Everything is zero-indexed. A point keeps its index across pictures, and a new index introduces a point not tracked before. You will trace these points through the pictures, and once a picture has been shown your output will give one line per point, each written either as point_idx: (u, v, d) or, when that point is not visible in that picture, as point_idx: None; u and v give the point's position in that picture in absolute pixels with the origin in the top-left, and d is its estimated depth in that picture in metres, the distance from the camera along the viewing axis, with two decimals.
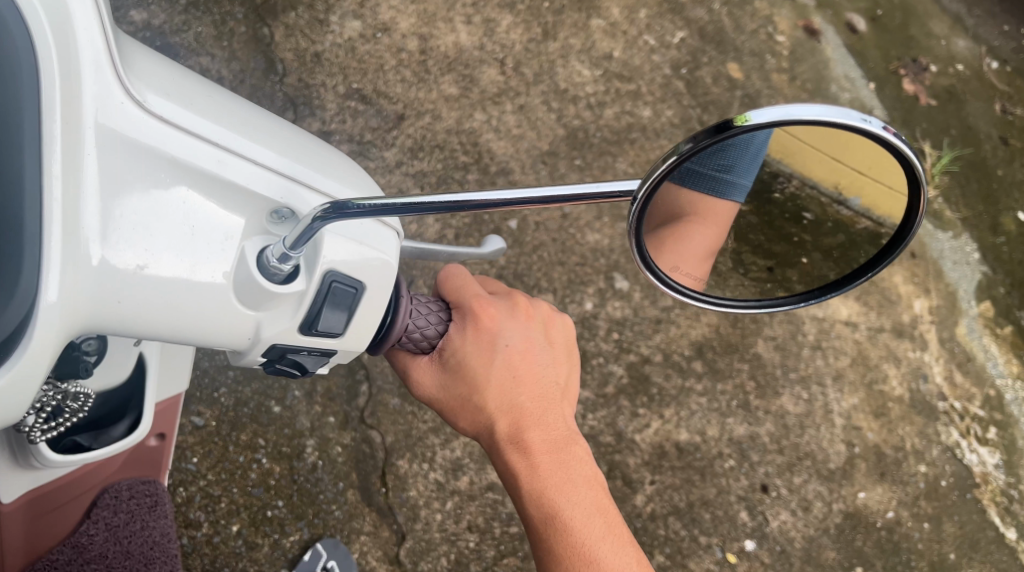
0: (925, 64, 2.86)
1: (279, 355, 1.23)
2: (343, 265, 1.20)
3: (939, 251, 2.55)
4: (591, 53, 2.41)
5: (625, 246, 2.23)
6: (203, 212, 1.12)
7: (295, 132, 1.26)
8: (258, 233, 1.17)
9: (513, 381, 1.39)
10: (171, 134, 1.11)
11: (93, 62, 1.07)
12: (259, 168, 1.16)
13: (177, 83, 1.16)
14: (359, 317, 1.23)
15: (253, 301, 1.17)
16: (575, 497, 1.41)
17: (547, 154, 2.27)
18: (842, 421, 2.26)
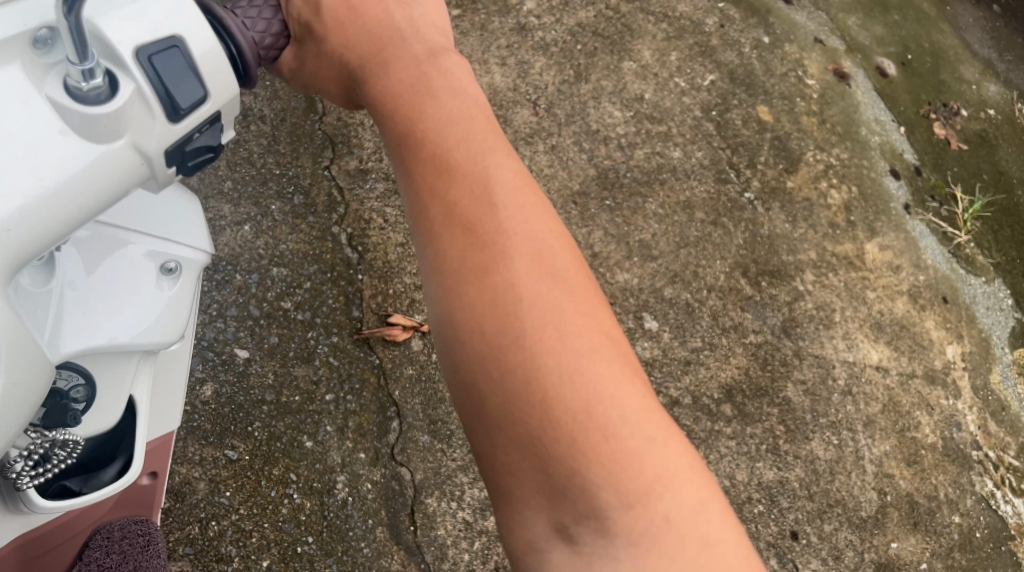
0: (955, 109, 2.85)
1: (180, 153, 1.15)
2: (141, 35, 1.08)
3: (973, 296, 2.55)
4: (623, 94, 2.42)
5: (654, 287, 2.22)
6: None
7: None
8: (52, 73, 1.07)
9: (351, 8, 1.38)
10: None
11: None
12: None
13: None
14: (201, 60, 1.12)
15: (111, 131, 1.08)
16: (437, 108, 1.34)
17: (577, 194, 2.27)
18: (874, 468, 2.22)
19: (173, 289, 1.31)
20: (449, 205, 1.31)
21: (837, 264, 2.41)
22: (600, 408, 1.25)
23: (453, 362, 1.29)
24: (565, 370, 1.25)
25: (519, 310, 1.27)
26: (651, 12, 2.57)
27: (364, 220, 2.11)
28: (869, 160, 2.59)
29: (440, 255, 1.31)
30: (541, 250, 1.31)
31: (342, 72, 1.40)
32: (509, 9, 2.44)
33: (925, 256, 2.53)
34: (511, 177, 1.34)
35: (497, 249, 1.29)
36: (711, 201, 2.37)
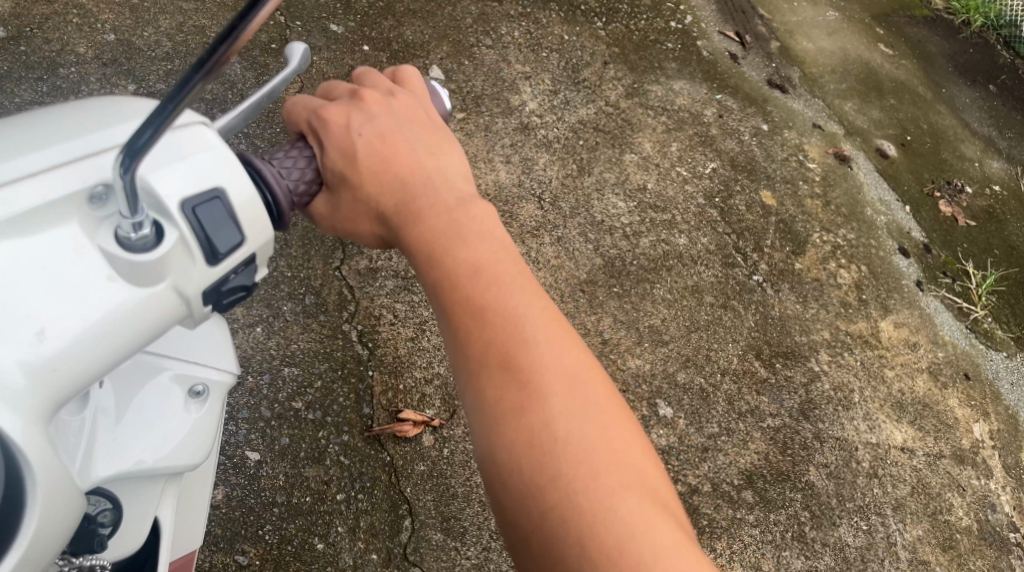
0: (960, 186, 2.83)
1: (217, 297, 1.10)
2: (182, 189, 1.05)
3: (994, 371, 2.48)
4: (625, 185, 2.42)
5: (667, 372, 2.17)
6: (39, 247, 1.01)
7: (42, 119, 1.09)
8: (101, 224, 1.03)
9: (385, 157, 1.23)
10: None
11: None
12: (32, 181, 1.02)
13: None
14: (243, 209, 1.08)
15: (153, 277, 1.04)
16: (468, 242, 1.25)
17: (585, 283, 2.24)
18: (908, 554, 2.12)
19: (201, 412, 1.22)
20: (480, 342, 1.24)
21: (852, 343, 2.36)
22: (638, 553, 1.17)
23: (495, 495, 1.23)
24: (603, 505, 1.19)
25: (554, 449, 1.21)
26: (650, 106, 2.59)
27: (374, 317, 2.08)
28: (877, 240, 2.57)
29: (478, 390, 1.24)
30: (573, 387, 1.24)
31: (374, 220, 1.25)
32: (512, 110, 2.44)
33: (943, 332, 2.48)
34: (541, 312, 1.27)
35: (529, 388, 1.23)
36: (719, 285, 2.34)
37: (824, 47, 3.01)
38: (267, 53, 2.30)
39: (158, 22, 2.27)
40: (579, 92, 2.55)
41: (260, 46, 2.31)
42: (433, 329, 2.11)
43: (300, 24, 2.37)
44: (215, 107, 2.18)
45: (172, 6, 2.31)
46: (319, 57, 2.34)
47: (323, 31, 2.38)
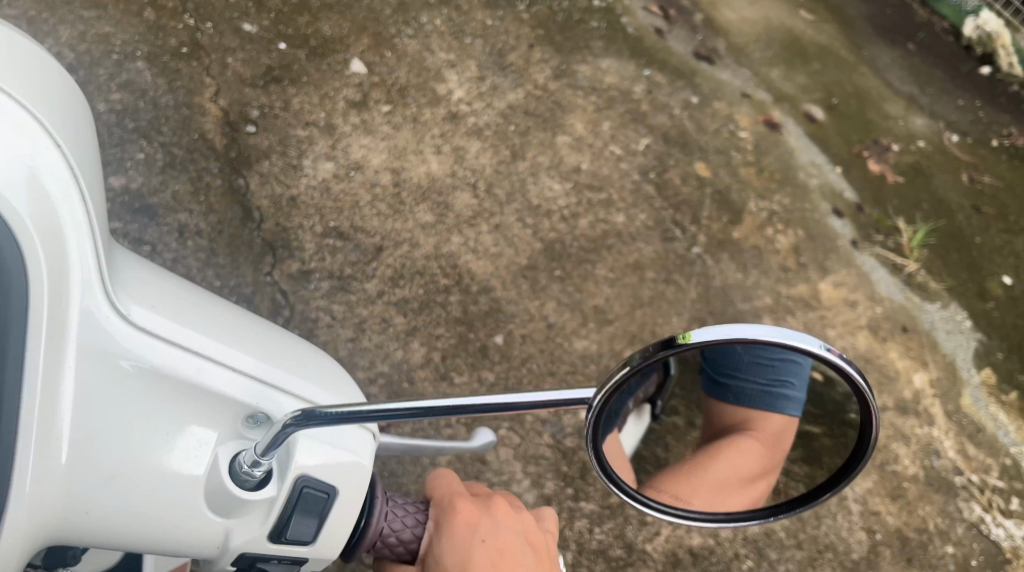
0: (887, 145, 2.89)
1: (249, 563, 1.25)
2: (315, 469, 1.23)
3: (930, 322, 2.52)
4: (560, 168, 2.43)
5: (613, 350, 2.20)
6: (182, 417, 1.18)
7: (268, 339, 1.31)
8: (234, 440, 1.21)
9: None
10: (152, 343, 1.17)
11: (83, 284, 1.13)
12: (226, 371, 1.21)
13: (156, 294, 1.22)
14: (337, 518, 1.25)
15: (225, 511, 1.20)
16: None
17: (526, 268, 2.25)
18: (859, 508, 2.17)
19: None
20: None
21: (794, 305, 2.41)
22: None
23: None
24: None
25: None
26: (579, 87, 2.60)
27: (311, 320, 2.08)
28: (811, 204, 2.61)
29: None
30: None
31: None
32: (439, 100, 2.44)
33: (879, 288, 2.53)
34: None
35: None
36: (659, 260, 2.36)
37: (746, 16, 3.03)
38: (177, 58, 2.26)
39: (58, 32, 2.20)
40: (507, 77, 2.55)
41: (172, 52, 2.27)
42: (373, 327, 2.10)
43: (211, 25, 2.33)
44: (125, 118, 2.16)
45: (72, 15, 2.24)
46: (234, 59, 2.31)
47: (236, 31, 2.35)
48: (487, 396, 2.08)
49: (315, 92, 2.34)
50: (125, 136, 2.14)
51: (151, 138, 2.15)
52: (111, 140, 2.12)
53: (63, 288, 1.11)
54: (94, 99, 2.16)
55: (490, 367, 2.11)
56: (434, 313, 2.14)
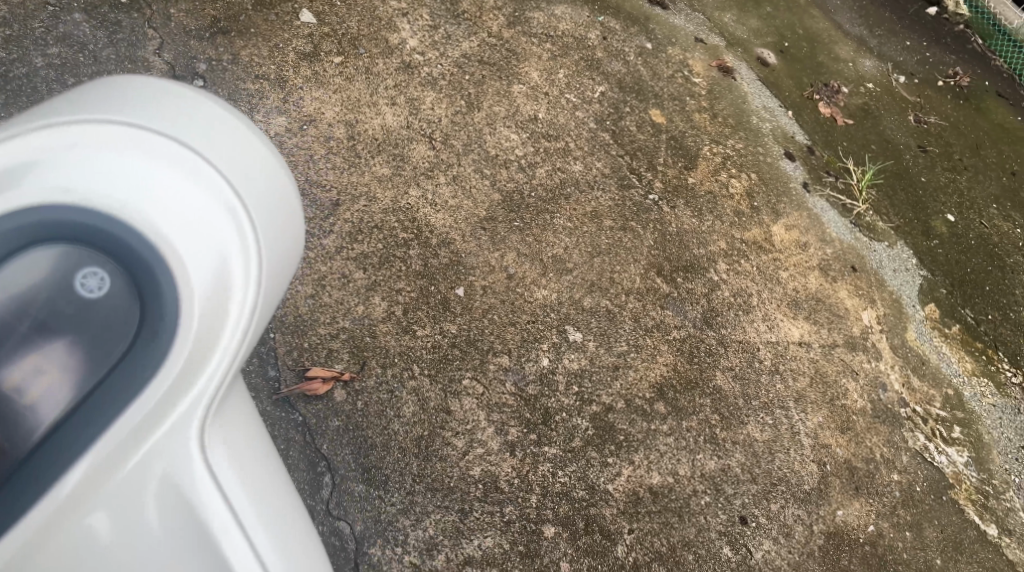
0: (837, 87, 2.94)
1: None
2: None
3: (878, 261, 2.61)
4: (516, 117, 2.46)
5: (573, 299, 2.26)
6: (188, 556, 1.40)
7: (314, 548, 1.53)
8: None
9: None
10: (214, 487, 1.42)
11: (199, 404, 1.42)
12: (252, 543, 1.43)
13: (248, 450, 1.50)
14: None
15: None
16: None
17: (485, 220, 2.29)
18: (810, 441, 2.26)
19: None
20: None
21: (747, 249, 2.46)
22: None
23: None
24: None
25: None
26: (533, 34, 2.62)
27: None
28: (763, 148, 2.67)
29: None
30: None
31: None
32: (392, 50, 2.45)
33: (829, 229, 2.60)
34: None
35: None
36: (617, 208, 2.41)
37: None
38: (116, 9, 2.29)
39: None
40: (459, 25, 2.55)
41: (112, 4, 2.29)
42: (333, 283, 2.12)
43: None
44: (65, 74, 2.17)
45: None
46: (177, 11, 2.33)
47: None
48: (449, 347, 2.13)
49: (264, 44, 2.35)
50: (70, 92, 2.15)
51: None
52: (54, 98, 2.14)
53: (180, 389, 1.40)
54: (31, 54, 2.17)
55: (451, 319, 2.16)
56: (393, 266, 2.18)
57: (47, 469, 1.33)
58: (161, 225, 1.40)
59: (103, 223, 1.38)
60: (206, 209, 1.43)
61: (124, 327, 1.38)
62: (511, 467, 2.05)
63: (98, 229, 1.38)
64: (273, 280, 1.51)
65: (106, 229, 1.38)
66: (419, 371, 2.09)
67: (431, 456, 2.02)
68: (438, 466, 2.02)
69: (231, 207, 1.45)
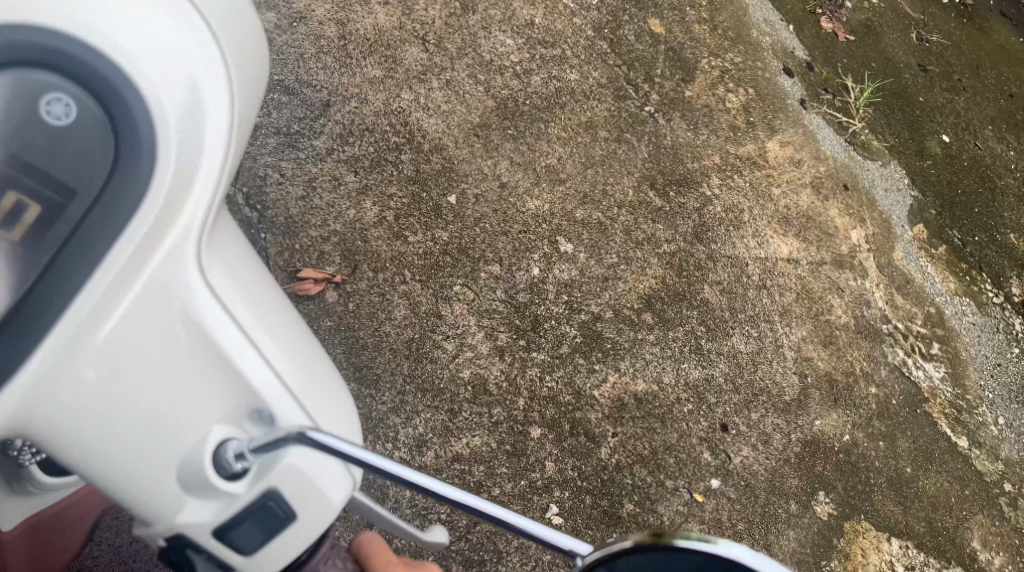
0: (840, 2, 2.89)
1: (181, 545, 1.31)
2: (287, 491, 1.31)
3: (870, 180, 2.62)
4: (512, 22, 2.43)
5: (566, 210, 2.28)
6: (201, 390, 1.27)
7: (320, 365, 1.43)
8: (235, 429, 1.30)
9: None
10: (219, 314, 1.27)
11: (185, 230, 1.24)
12: (266, 366, 1.31)
13: (242, 275, 1.36)
14: (276, 546, 1.32)
15: (192, 484, 1.27)
16: None
17: (478, 127, 2.29)
18: (793, 354, 2.32)
19: None
20: None
21: (741, 164, 2.48)
22: None
23: None
24: None
25: None
26: None
27: (259, 178, 2.09)
28: (762, 62, 2.64)
29: None
30: None
31: None
32: None
33: (824, 146, 2.60)
34: None
35: None
36: (612, 119, 2.41)
37: None
38: None
39: None
40: None
41: None
42: (323, 185, 2.13)
43: None
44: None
45: None
46: None
47: None
48: (440, 254, 2.16)
49: None
50: None
51: None
52: None
53: (170, 217, 1.22)
54: None
55: (443, 227, 2.18)
56: (386, 171, 2.19)
57: (27, 323, 1.15)
58: (129, 49, 1.17)
59: (64, 52, 1.14)
60: (171, 24, 1.21)
61: (102, 159, 1.17)
62: (499, 371, 2.09)
63: (54, 52, 1.14)
64: (250, 97, 1.32)
65: (58, 54, 1.14)
66: (410, 276, 2.12)
67: (422, 358, 2.06)
68: (428, 367, 2.06)
69: (199, 20, 1.24)
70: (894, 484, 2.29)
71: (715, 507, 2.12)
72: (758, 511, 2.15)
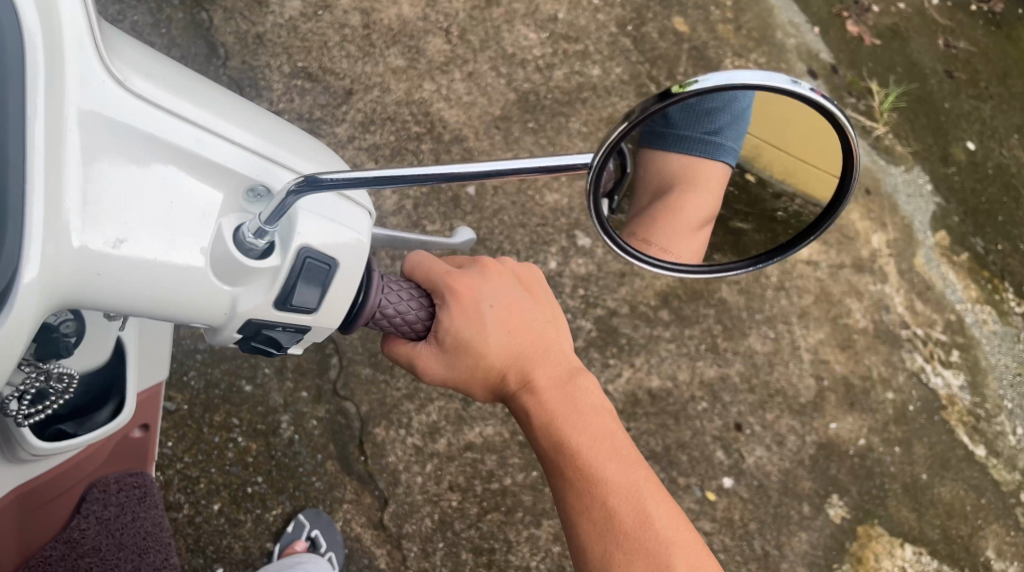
0: (867, 5, 2.87)
1: (255, 331, 1.20)
2: (317, 241, 1.17)
3: (892, 185, 2.59)
4: (536, 16, 2.42)
5: (584, 205, 2.27)
6: (183, 188, 1.11)
7: (283, 120, 1.24)
8: (235, 212, 1.15)
9: (509, 332, 1.43)
10: (154, 111, 1.10)
11: (80, 51, 1.07)
12: (224, 139, 1.14)
13: (158, 64, 1.15)
14: (337, 292, 1.20)
15: (230, 276, 1.14)
16: (581, 414, 1.47)
17: (499, 119, 2.29)
18: (809, 356, 2.30)
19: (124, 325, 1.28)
20: (588, 437, 1.46)
21: None
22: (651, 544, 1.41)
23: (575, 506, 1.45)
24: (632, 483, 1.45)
25: (596, 474, 1.44)
26: None
27: None
28: (786, 64, 2.63)
29: (564, 498, 1.46)
30: (615, 448, 1.47)
31: (490, 383, 1.45)
32: None
33: None
34: (598, 407, 1.49)
35: (591, 470, 1.44)
36: None
37: None
38: None
39: None
40: None
41: None
42: None
43: None
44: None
45: None
46: None
47: None
48: None
49: None
50: None
51: None
52: None
53: (58, 49, 1.06)
54: None
55: (462, 218, 2.18)
56: (405, 160, 2.20)
57: None
58: None
59: None
60: None
61: None
62: None
63: None
64: None
65: None
66: None
67: None
68: None
69: None
70: (909, 490, 2.27)
71: (726, 505, 2.14)
72: (769, 512, 2.17)
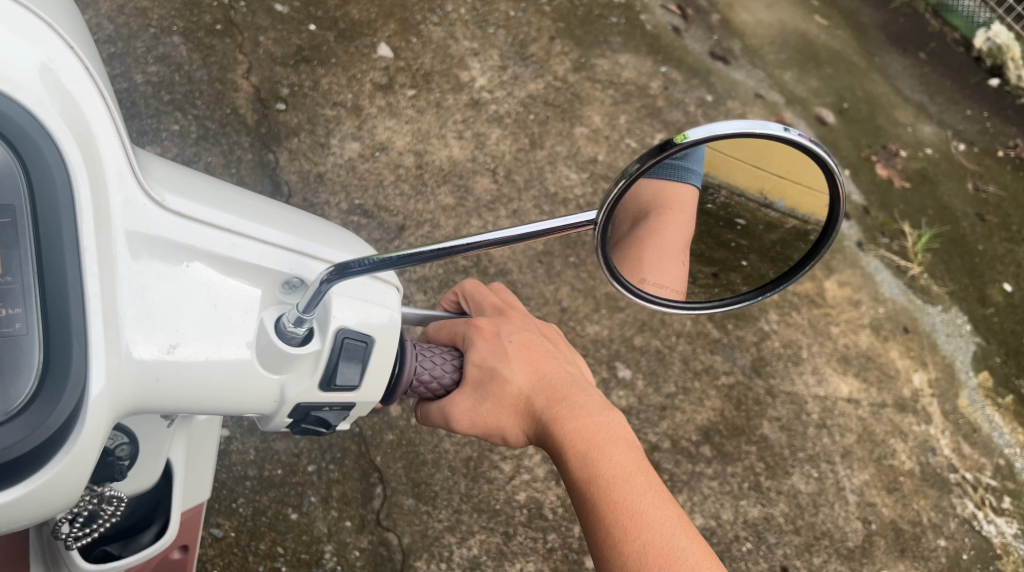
0: (895, 150, 2.94)
1: (303, 414, 1.15)
2: (353, 320, 1.13)
3: (931, 325, 2.58)
4: (577, 158, 2.48)
5: (624, 337, 2.26)
6: (225, 291, 1.08)
7: (313, 216, 1.22)
8: (272, 304, 1.12)
9: (531, 367, 1.33)
10: (193, 228, 1.08)
11: (116, 176, 1.05)
12: (259, 242, 1.11)
13: (189, 181, 1.13)
14: (376, 369, 1.15)
15: (273, 366, 1.10)
16: (609, 449, 1.32)
17: (542, 254, 2.31)
18: (856, 498, 2.23)
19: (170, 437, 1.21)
20: (618, 470, 1.31)
21: (799, 302, 2.46)
22: None
23: (604, 546, 1.29)
24: (667, 521, 1.30)
25: (626, 513, 1.29)
26: (597, 80, 2.65)
27: None
28: None
29: (597, 540, 1.30)
30: (647, 486, 1.32)
31: (514, 419, 1.33)
32: (462, 86, 2.50)
33: (882, 289, 2.58)
34: (627, 441, 1.33)
35: (621, 505, 1.29)
36: None
37: (761, 18, 3.06)
38: (212, 34, 2.32)
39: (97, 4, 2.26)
40: (527, 67, 2.61)
41: (206, 29, 2.32)
42: None
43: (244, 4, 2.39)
44: (161, 90, 2.21)
45: None
46: (266, 38, 2.37)
47: (268, 11, 2.41)
48: None
49: (342, 73, 2.39)
50: (160, 107, 2.19)
51: (184, 110, 2.20)
52: (147, 111, 2.17)
53: (101, 179, 1.04)
54: (132, 70, 2.21)
55: None
56: None
57: (59, 374, 0.98)
58: None
59: None
60: None
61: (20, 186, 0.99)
62: (556, 496, 2.03)
63: None
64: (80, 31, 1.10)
65: None
66: None
67: (479, 478, 2.00)
68: (485, 487, 2.00)
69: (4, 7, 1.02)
70: None
71: None
72: None
